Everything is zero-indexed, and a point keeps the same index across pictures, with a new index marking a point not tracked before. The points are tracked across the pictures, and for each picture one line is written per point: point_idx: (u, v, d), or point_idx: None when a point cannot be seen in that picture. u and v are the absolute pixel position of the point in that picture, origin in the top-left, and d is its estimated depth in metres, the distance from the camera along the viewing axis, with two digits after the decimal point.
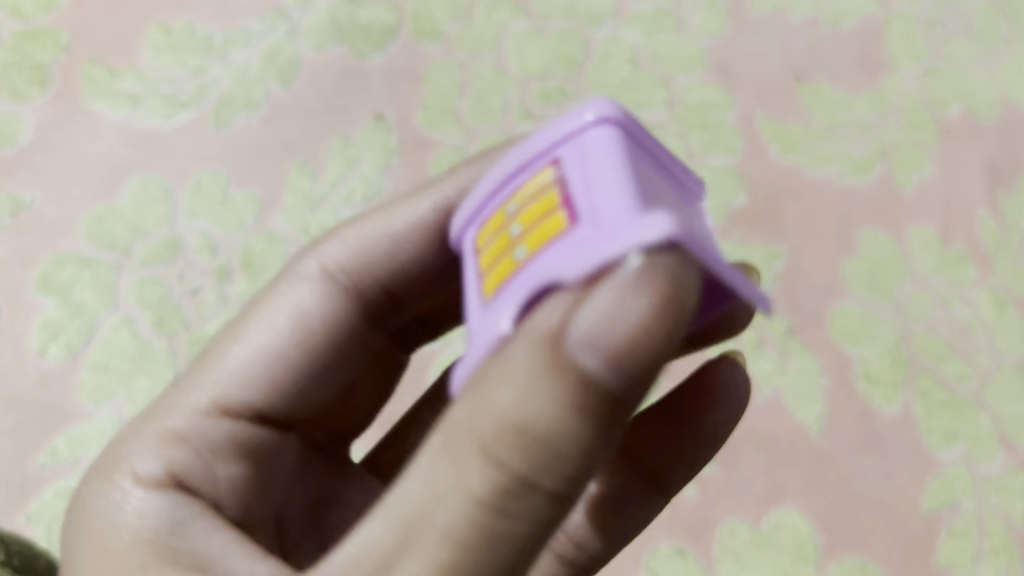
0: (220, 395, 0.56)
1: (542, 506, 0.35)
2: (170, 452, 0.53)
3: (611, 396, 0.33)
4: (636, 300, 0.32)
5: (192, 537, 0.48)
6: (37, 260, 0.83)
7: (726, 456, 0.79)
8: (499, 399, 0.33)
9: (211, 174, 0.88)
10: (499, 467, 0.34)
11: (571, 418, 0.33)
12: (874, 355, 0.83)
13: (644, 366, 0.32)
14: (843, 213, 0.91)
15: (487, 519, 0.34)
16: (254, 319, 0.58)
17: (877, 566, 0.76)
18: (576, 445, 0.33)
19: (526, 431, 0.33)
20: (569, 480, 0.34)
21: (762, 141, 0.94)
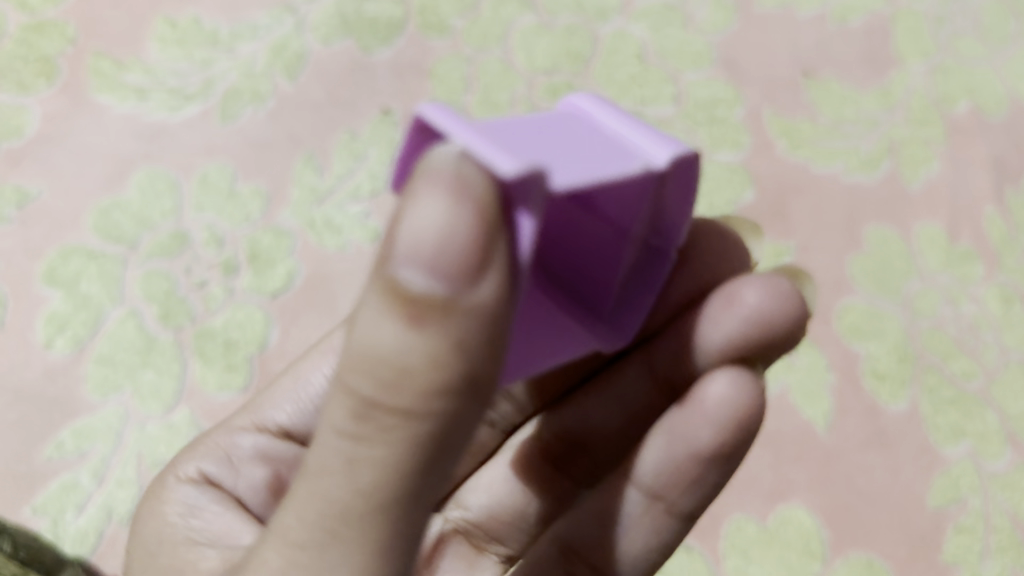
0: (265, 419, 0.63)
1: (411, 434, 0.34)
2: (206, 458, 0.59)
3: (442, 307, 0.32)
4: (434, 203, 0.32)
5: (205, 520, 0.53)
6: (43, 252, 0.83)
7: None
8: (353, 331, 0.34)
9: (218, 167, 0.88)
10: (353, 394, 0.34)
11: (411, 336, 0.32)
12: (881, 351, 0.83)
13: (462, 269, 0.32)
14: (850, 209, 0.90)
15: (361, 451, 0.34)
16: (306, 354, 0.64)
17: (884, 562, 0.76)
18: (421, 361, 0.33)
19: (367, 353, 0.33)
20: (431, 405, 0.33)
21: (770, 137, 0.94)
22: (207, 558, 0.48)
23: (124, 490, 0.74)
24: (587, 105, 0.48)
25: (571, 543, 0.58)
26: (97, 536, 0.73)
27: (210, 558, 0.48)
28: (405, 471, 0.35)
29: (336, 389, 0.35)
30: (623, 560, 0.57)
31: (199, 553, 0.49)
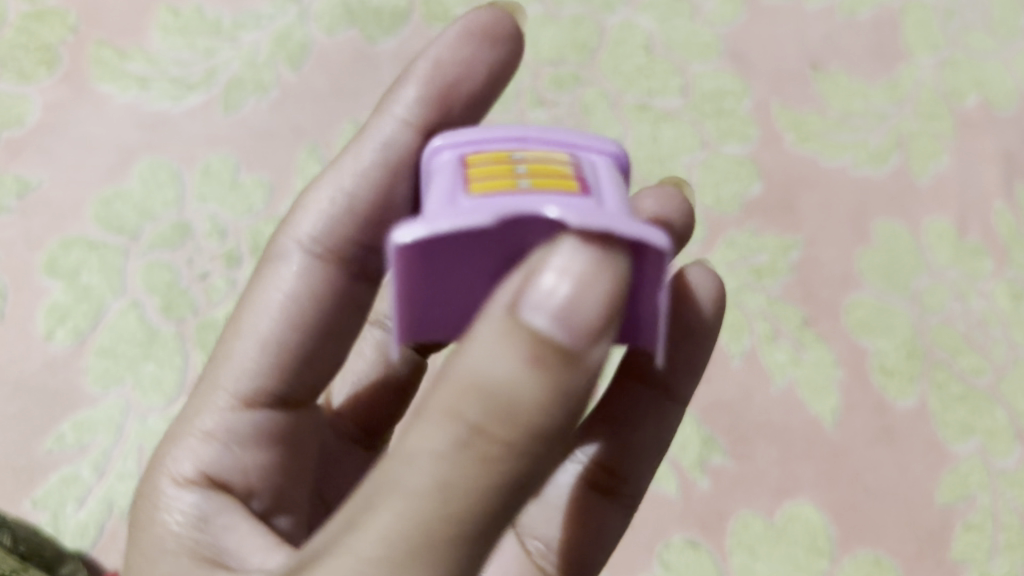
0: (246, 386, 0.53)
1: (504, 476, 0.31)
2: (201, 450, 0.51)
3: (567, 358, 0.30)
4: (590, 268, 0.31)
5: (217, 533, 0.48)
6: (44, 243, 0.82)
7: (738, 448, 0.78)
8: (463, 359, 0.31)
9: (220, 158, 0.87)
10: (455, 424, 0.31)
11: (531, 375, 0.30)
12: (889, 347, 0.82)
13: (596, 328, 0.31)
14: (859, 203, 0.90)
15: (443, 487, 0.31)
16: (252, 304, 0.54)
17: (892, 559, 0.75)
18: (537, 400, 0.30)
19: (479, 379, 0.30)
20: (528, 454, 0.31)
21: (777, 129, 0.93)
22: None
23: (124, 483, 0.74)
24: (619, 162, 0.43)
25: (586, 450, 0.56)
26: (97, 529, 0.72)
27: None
28: (477, 518, 0.32)
29: (430, 414, 0.32)
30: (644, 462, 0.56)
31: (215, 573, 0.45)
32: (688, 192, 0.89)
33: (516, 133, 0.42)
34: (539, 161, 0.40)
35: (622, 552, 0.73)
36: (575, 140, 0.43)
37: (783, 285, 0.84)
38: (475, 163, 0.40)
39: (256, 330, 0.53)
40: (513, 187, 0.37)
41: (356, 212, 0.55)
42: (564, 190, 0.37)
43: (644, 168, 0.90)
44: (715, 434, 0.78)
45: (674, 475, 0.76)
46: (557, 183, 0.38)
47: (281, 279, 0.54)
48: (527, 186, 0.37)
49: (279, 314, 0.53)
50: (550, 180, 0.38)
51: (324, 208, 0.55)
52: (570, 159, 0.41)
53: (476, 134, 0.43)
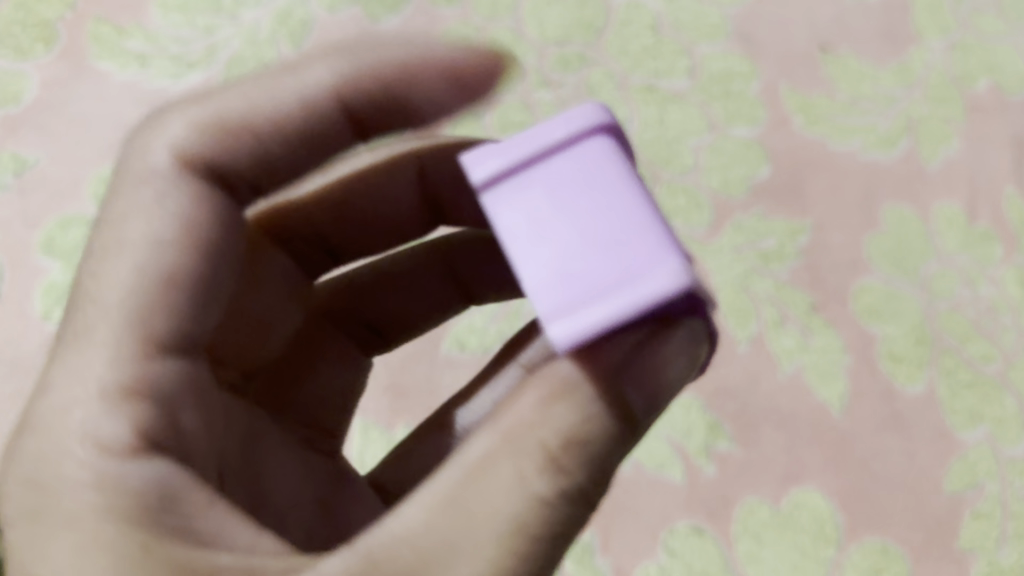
0: (154, 335, 0.48)
1: (571, 513, 0.40)
2: (122, 410, 0.45)
3: (639, 418, 0.40)
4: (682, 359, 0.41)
5: (191, 510, 0.42)
6: (42, 222, 0.81)
7: (744, 435, 0.77)
8: (564, 414, 0.39)
9: None
10: (559, 468, 0.39)
11: (613, 433, 0.40)
12: (897, 332, 0.81)
13: (658, 401, 0.41)
14: (867, 187, 0.88)
15: (543, 518, 0.39)
16: (136, 241, 0.48)
17: (899, 547, 0.74)
18: (607, 458, 0.40)
19: (583, 442, 0.39)
20: (592, 492, 0.40)
21: (786, 112, 0.92)
22: (225, 559, 0.40)
23: None
24: None
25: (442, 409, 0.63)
26: None
27: (234, 561, 0.40)
28: (551, 543, 0.40)
29: (529, 455, 0.39)
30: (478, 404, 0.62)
31: (213, 555, 0.40)
32: (695, 174, 0.88)
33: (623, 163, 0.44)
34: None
35: (627, 539, 0.72)
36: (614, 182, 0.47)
37: (791, 270, 0.83)
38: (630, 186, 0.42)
39: (146, 268, 0.48)
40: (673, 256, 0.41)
41: (301, 119, 0.53)
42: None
43: (650, 151, 0.89)
44: (721, 420, 0.77)
45: (679, 461, 0.75)
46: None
47: (169, 208, 0.49)
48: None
49: (174, 248, 0.48)
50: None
51: (270, 110, 0.52)
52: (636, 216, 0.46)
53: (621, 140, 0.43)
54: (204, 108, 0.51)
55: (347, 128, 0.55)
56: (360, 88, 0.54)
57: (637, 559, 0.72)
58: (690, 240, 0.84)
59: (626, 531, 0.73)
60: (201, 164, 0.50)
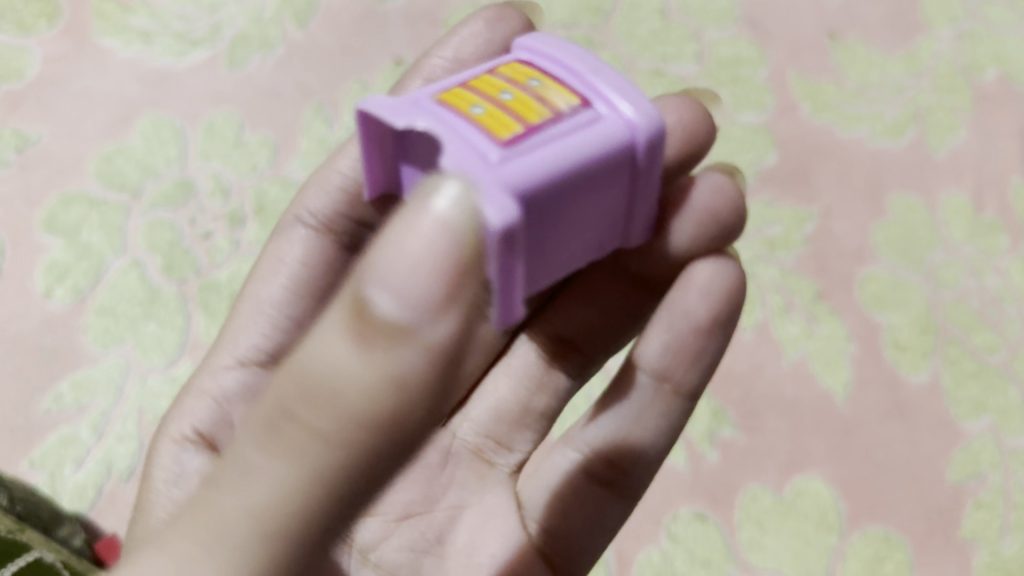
0: (246, 349, 0.58)
1: (339, 471, 0.29)
2: (204, 408, 0.56)
3: (399, 334, 0.28)
4: (415, 238, 0.28)
5: (194, 488, 0.52)
6: (44, 199, 0.80)
7: (749, 421, 0.76)
8: (303, 344, 0.29)
9: (224, 116, 0.85)
10: (291, 412, 0.29)
11: (363, 358, 0.28)
12: (902, 322, 0.81)
13: (431, 304, 0.28)
14: (874, 176, 0.88)
15: (282, 468, 0.29)
16: (256, 278, 0.59)
17: (903, 537, 0.73)
18: (367, 394, 0.28)
19: (314, 372, 0.28)
20: (373, 437, 0.29)
21: (794, 99, 0.91)
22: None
23: (124, 445, 0.70)
24: (614, 129, 0.40)
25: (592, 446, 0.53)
26: (96, 491, 0.69)
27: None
28: (315, 504, 0.30)
29: (269, 397, 0.30)
30: (639, 456, 0.52)
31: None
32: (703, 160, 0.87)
33: (571, 65, 0.42)
34: (537, 97, 0.39)
35: (631, 525, 0.71)
36: (608, 96, 0.41)
37: (797, 257, 0.83)
38: (509, 69, 0.42)
39: (256, 300, 0.58)
40: (469, 102, 0.38)
41: None
42: (505, 131, 0.37)
43: None
44: (725, 407, 0.76)
45: (683, 447, 0.74)
46: (506, 119, 0.37)
47: (284, 258, 0.58)
48: (482, 111, 0.38)
49: (276, 287, 0.58)
50: (505, 113, 0.38)
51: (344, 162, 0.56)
52: (566, 109, 0.39)
53: (560, 44, 0.43)
54: (320, 170, 0.58)
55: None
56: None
57: (640, 546, 0.71)
58: None
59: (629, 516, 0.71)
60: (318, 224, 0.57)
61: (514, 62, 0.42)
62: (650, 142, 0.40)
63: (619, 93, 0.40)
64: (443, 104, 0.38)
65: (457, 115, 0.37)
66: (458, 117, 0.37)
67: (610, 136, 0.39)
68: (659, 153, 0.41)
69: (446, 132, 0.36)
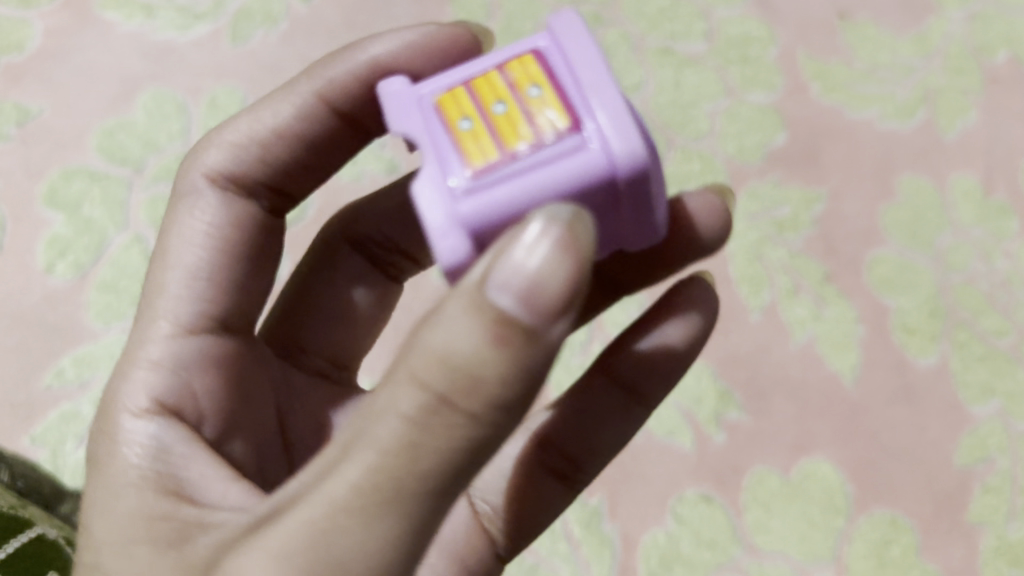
0: (185, 314, 0.52)
1: (464, 442, 0.34)
2: (154, 378, 0.49)
3: (529, 335, 0.33)
4: (536, 255, 0.33)
5: (176, 463, 0.46)
6: (45, 174, 0.79)
7: (756, 404, 0.75)
8: (431, 337, 0.34)
9: (228, 91, 0.84)
10: (422, 393, 0.34)
11: (497, 352, 0.33)
12: (911, 305, 0.80)
13: (553, 309, 0.33)
14: (883, 158, 0.87)
15: (410, 444, 0.34)
16: (168, 247, 0.54)
17: (909, 520, 0.72)
18: (495, 375, 0.33)
19: (447, 363, 0.33)
20: (496, 417, 0.34)
21: (803, 79, 0.90)
22: (188, 510, 0.42)
23: None
24: (591, 159, 0.37)
25: (557, 439, 0.54)
26: None
27: (195, 511, 0.42)
28: (435, 476, 0.34)
29: (400, 382, 0.34)
30: (599, 455, 0.54)
31: (177, 503, 0.43)
32: (710, 140, 0.87)
33: (578, 76, 0.38)
34: (523, 112, 0.38)
35: (635, 506, 0.71)
36: (607, 121, 0.37)
37: (806, 239, 0.82)
38: (516, 65, 0.39)
39: (180, 265, 0.53)
40: (461, 115, 0.39)
41: (302, 126, 0.55)
42: (478, 156, 0.37)
43: (664, 114, 0.88)
44: (732, 388, 0.75)
45: (689, 429, 0.73)
46: (485, 142, 0.37)
47: (195, 220, 0.54)
48: (467, 127, 0.38)
49: (197, 247, 0.53)
50: (488, 133, 0.38)
51: (265, 126, 0.55)
52: (547, 131, 0.37)
53: (580, 42, 0.39)
54: (234, 132, 0.55)
55: (342, 126, 0.56)
56: (337, 89, 0.54)
57: (646, 527, 0.70)
58: None
59: (634, 497, 0.71)
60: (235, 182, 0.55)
61: (522, 55, 0.40)
62: (626, 176, 0.37)
63: (608, 116, 0.37)
64: (437, 115, 0.39)
65: (444, 131, 0.38)
66: (445, 134, 0.38)
67: (583, 171, 0.37)
68: (643, 183, 0.37)
69: (428, 150, 0.39)
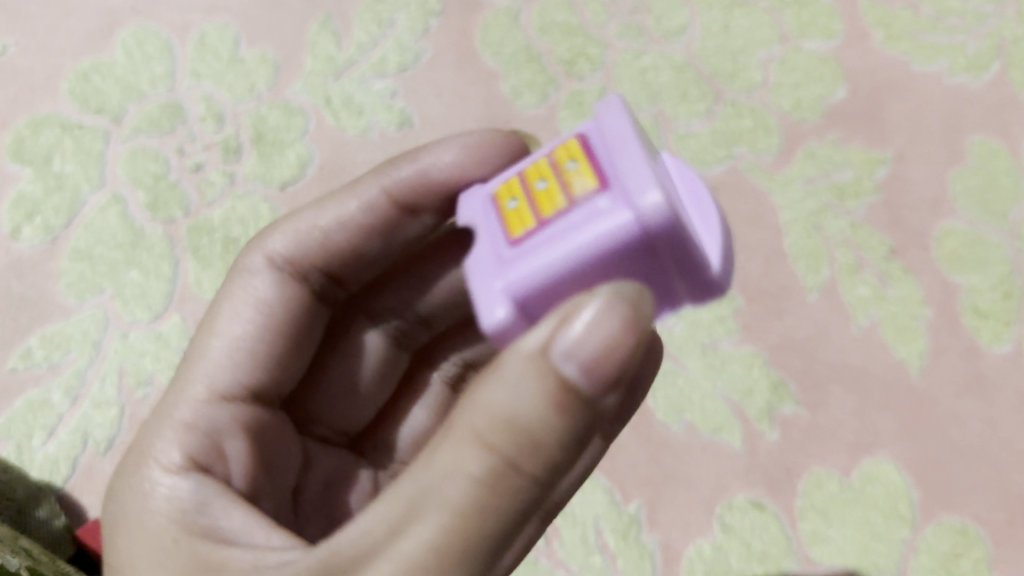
0: (225, 379, 0.45)
1: (520, 507, 0.31)
2: (190, 439, 0.43)
3: (593, 399, 0.30)
4: (605, 320, 0.30)
5: (217, 514, 0.39)
6: (12, 123, 0.71)
7: (811, 397, 0.67)
8: (491, 400, 0.30)
9: (218, 29, 0.75)
10: (481, 457, 0.30)
11: (562, 414, 0.30)
12: (983, 284, 0.71)
13: (619, 372, 0.30)
14: (953, 115, 0.77)
15: (470, 515, 0.30)
16: (217, 315, 0.47)
17: (980, 530, 0.64)
18: (559, 437, 0.30)
19: (510, 424, 0.30)
20: (550, 480, 0.31)
21: (864, 25, 0.80)
22: (238, 555, 0.36)
23: (101, 413, 0.62)
24: (618, 219, 0.31)
25: None
26: (69, 467, 0.60)
27: (247, 558, 0.36)
28: (494, 546, 0.31)
29: (453, 447, 0.31)
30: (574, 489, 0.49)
31: (227, 551, 0.37)
32: (763, 93, 0.77)
33: (609, 140, 0.33)
34: (562, 182, 0.33)
35: (678, 514, 0.64)
36: (637, 173, 0.31)
37: (868, 207, 0.73)
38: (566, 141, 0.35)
39: (225, 334, 0.46)
40: (510, 196, 0.35)
41: (368, 221, 0.48)
42: (518, 229, 0.33)
43: (711, 61, 0.78)
44: (786, 378, 0.67)
45: (737, 424, 0.66)
46: (524, 214, 0.34)
47: (252, 291, 0.47)
48: (513, 206, 0.34)
49: (249, 321, 0.46)
50: (528, 207, 0.34)
51: (332, 216, 0.48)
52: (579, 196, 0.32)
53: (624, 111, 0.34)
54: (300, 216, 0.48)
55: (408, 225, 0.48)
56: (410, 188, 0.47)
57: (689, 537, 0.63)
58: (754, 169, 0.74)
59: (675, 503, 0.64)
60: (290, 266, 0.48)
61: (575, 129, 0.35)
62: (656, 238, 0.31)
63: (636, 173, 0.31)
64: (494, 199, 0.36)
65: (497, 211, 0.35)
66: (494, 217, 0.35)
67: (609, 235, 0.31)
68: (677, 242, 0.31)
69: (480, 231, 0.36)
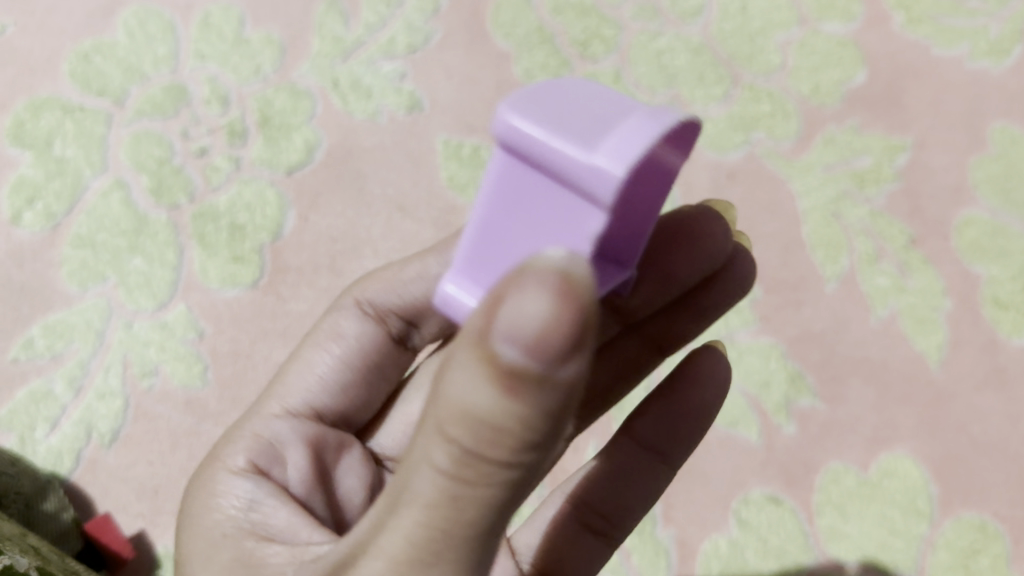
0: (297, 403, 0.47)
1: (500, 491, 0.28)
2: (256, 447, 0.43)
3: (544, 382, 0.26)
4: (536, 294, 0.25)
5: (269, 513, 0.39)
6: (10, 105, 0.69)
7: (829, 389, 0.66)
8: (450, 390, 0.27)
9: (222, 9, 0.73)
10: (446, 450, 0.28)
11: (518, 403, 0.26)
12: (1004, 274, 0.69)
13: (566, 349, 0.26)
14: (974, 101, 0.75)
15: (444, 508, 0.29)
16: (305, 349, 0.50)
17: (1000, 526, 0.63)
18: (519, 424, 0.27)
19: (467, 416, 0.27)
20: (529, 462, 0.28)
21: (884, 7, 0.78)
22: (278, 555, 0.36)
23: (105, 404, 0.61)
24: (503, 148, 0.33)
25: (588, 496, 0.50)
26: (73, 458, 0.60)
27: (283, 556, 0.36)
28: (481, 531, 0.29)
29: (426, 438, 0.29)
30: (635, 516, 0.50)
31: (267, 548, 0.37)
32: (781, 77, 0.75)
33: None
34: None
35: (693, 509, 0.63)
36: None
37: (888, 195, 0.71)
38: None
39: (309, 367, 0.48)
40: None
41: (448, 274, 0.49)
42: None
43: (728, 43, 0.76)
44: (804, 371, 0.66)
45: (755, 417, 0.64)
46: None
47: (337, 330, 0.49)
48: None
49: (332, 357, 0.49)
50: None
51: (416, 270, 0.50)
52: None
53: None
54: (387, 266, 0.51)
55: None
56: None
57: (706, 532, 0.62)
58: (773, 155, 0.72)
59: (691, 498, 0.63)
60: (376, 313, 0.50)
61: None
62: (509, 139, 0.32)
63: None
64: None
65: None
66: None
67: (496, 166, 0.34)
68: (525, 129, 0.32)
69: None
